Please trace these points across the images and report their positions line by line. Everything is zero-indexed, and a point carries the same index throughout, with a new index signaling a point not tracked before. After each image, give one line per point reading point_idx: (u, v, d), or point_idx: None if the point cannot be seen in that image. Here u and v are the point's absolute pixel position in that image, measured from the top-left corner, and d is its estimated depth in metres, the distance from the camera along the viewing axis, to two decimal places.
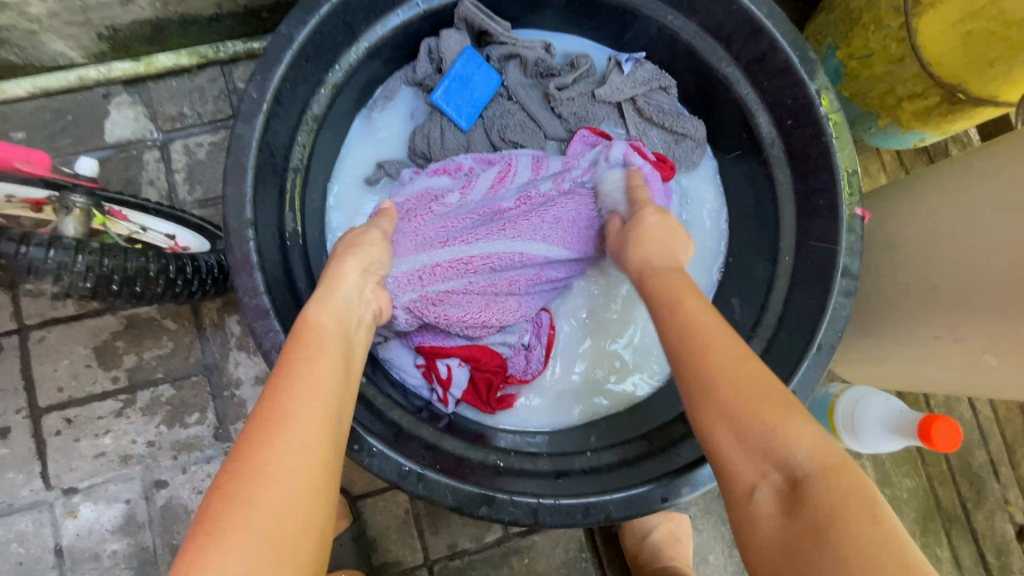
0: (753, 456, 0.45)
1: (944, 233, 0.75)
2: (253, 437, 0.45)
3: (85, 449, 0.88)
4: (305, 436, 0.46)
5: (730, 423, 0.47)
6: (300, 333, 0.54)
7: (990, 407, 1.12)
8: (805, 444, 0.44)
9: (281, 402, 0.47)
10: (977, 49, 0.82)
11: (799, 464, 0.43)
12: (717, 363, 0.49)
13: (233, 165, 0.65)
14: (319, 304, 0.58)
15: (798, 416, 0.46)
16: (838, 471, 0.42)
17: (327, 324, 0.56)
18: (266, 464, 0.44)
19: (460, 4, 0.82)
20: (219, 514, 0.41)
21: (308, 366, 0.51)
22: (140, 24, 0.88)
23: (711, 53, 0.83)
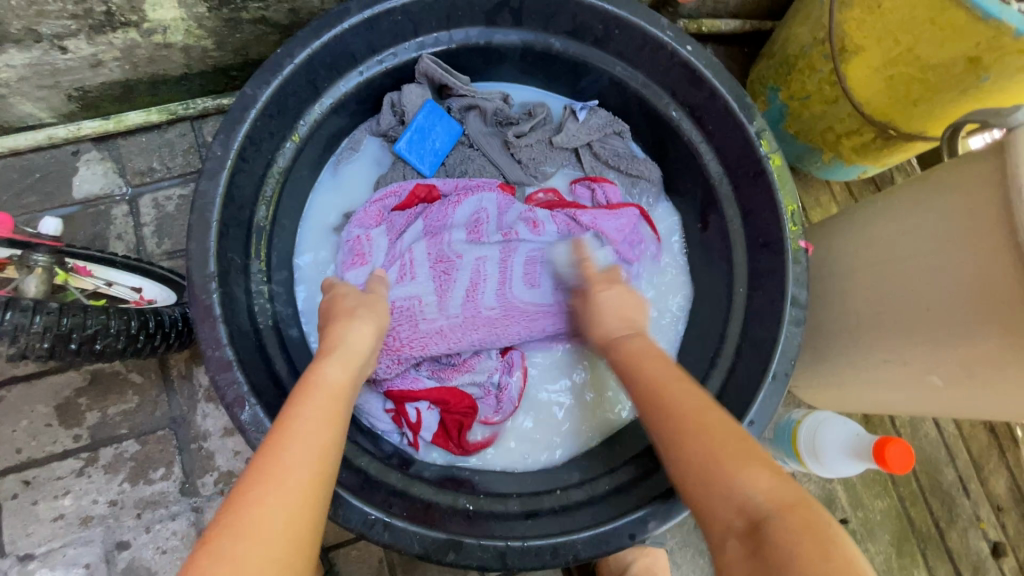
0: (721, 501, 0.47)
1: (884, 261, 0.79)
2: (251, 486, 0.45)
3: (43, 512, 0.85)
4: (294, 484, 0.46)
5: (698, 470, 0.50)
6: (306, 385, 0.55)
7: (953, 424, 1.16)
8: (760, 489, 0.47)
9: (279, 450, 0.48)
10: (899, 91, 0.89)
11: (757, 507, 0.45)
12: (678, 428, 0.54)
13: (197, 221, 0.67)
14: (336, 360, 0.58)
15: (749, 464, 0.48)
16: (792, 509, 0.44)
17: (336, 378, 0.56)
18: (257, 509, 0.44)
19: (420, 60, 0.86)
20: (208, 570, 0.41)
21: (312, 415, 0.51)
22: (110, 85, 0.91)
23: (659, 100, 0.88)
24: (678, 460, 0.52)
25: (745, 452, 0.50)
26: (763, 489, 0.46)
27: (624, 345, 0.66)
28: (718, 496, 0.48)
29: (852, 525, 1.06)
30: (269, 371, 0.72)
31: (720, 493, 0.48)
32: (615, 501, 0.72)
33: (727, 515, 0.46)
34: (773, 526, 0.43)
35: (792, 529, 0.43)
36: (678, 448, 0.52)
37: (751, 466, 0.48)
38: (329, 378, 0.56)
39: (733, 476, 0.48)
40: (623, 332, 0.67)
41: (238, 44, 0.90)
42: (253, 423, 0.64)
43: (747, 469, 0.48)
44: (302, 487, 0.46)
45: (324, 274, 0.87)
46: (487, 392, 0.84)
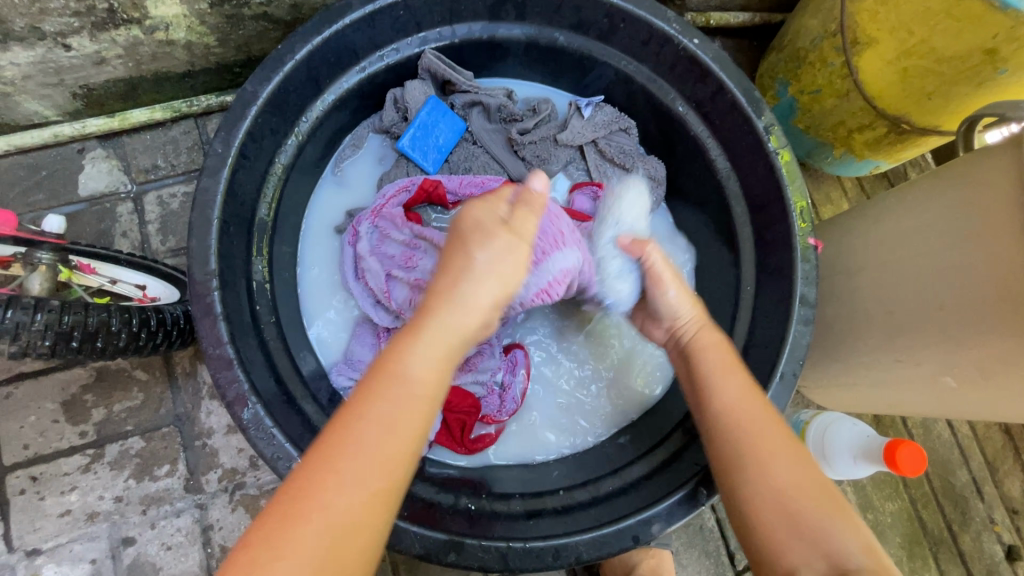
0: (809, 548, 0.52)
1: (895, 259, 0.77)
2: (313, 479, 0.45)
3: (49, 507, 0.86)
4: (370, 489, 0.46)
5: (781, 517, 0.54)
6: (382, 370, 0.49)
7: (967, 425, 1.13)
8: (853, 542, 0.52)
9: (355, 444, 0.46)
10: (914, 84, 0.87)
11: (849, 561, 0.51)
12: (768, 456, 0.57)
13: (198, 219, 0.66)
14: (410, 331, 0.51)
15: (840, 517, 0.54)
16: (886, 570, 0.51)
17: (426, 374, 0.50)
18: (313, 513, 0.44)
19: (423, 56, 0.85)
20: (268, 548, 0.43)
21: (375, 421, 0.47)
22: (115, 82, 0.91)
23: (665, 95, 0.87)
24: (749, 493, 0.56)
25: (830, 505, 0.55)
26: (856, 535, 0.53)
27: (697, 347, 0.69)
28: (801, 538, 0.53)
29: None
30: (271, 369, 0.72)
31: (799, 535, 0.53)
32: (619, 502, 0.71)
33: (807, 560, 0.52)
34: (859, 573, 0.50)
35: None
36: (776, 497, 0.55)
37: (825, 506, 0.54)
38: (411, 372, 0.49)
39: (821, 522, 0.53)
40: (735, 394, 0.62)
41: (240, 41, 0.90)
42: (253, 421, 0.63)
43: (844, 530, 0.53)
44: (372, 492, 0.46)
45: (326, 272, 0.87)
46: (490, 391, 0.83)
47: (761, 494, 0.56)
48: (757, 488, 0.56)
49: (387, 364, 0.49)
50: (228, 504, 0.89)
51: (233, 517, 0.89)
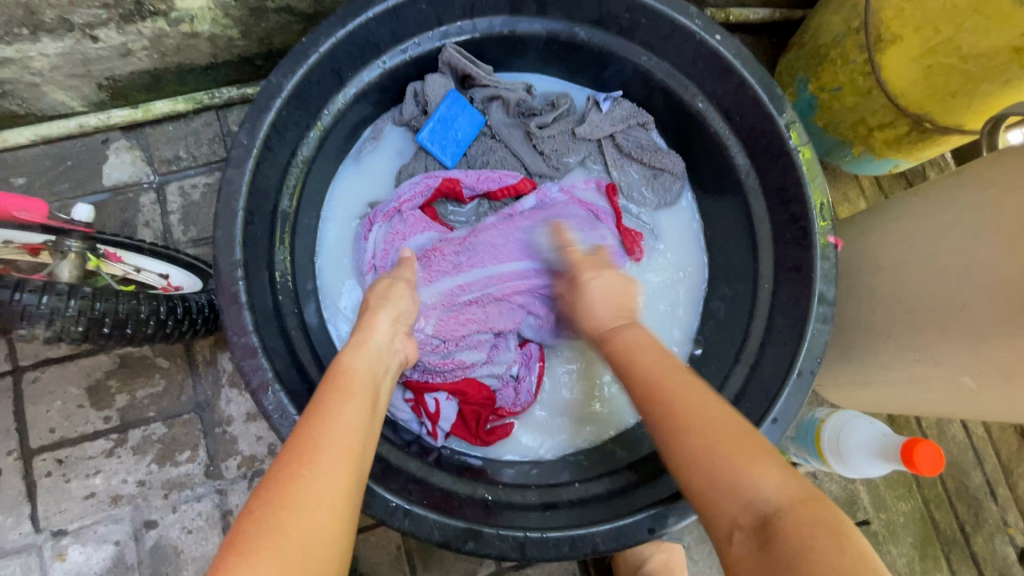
0: (730, 497, 0.47)
1: (916, 259, 0.77)
2: (290, 460, 0.47)
3: (74, 490, 0.88)
4: (331, 472, 0.47)
5: (705, 471, 0.49)
6: (332, 377, 0.57)
7: (982, 426, 1.13)
8: (769, 485, 0.47)
9: (315, 436, 0.49)
10: (937, 82, 0.86)
11: (764, 501, 0.46)
12: (676, 412, 0.54)
13: (223, 209, 0.67)
14: (353, 350, 0.61)
15: (755, 460, 0.48)
16: (804, 502, 0.45)
17: (358, 368, 0.59)
18: (287, 505, 0.44)
19: (444, 50, 0.85)
20: (252, 536, 0.42)
21: (339, 411, 0.53)
22: (139, 74, 0.92)
23: (685, 91, 0.86)
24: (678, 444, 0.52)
25: (744, 449, 0.50)
26: (774, 481, 0.47)
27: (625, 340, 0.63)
28: (723, 491, 0.48)
29: (874, 526, 1.04)
30: (292, 358, 0.73)
31: (723, 491, 0.48)
32: (635, 494, 0.72)
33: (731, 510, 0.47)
34: (780, 517, 0.44)
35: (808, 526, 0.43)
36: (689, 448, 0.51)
37: (743, 459, 0.49)
38: (355, 369, 0.59)
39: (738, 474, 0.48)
40: (613, 324, 0.67)
41: (263, 34, 0.91)
42: (277, 410, 0.65)
43: (754, 463, 0.48)
44: (336, 480, 0.47)
45: (345, 264, 0.88)
46: (505, 384, 0.85)
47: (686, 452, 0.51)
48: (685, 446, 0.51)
49: (339, 371, 0.58)
50: (247, 490, 0.91)
51: None
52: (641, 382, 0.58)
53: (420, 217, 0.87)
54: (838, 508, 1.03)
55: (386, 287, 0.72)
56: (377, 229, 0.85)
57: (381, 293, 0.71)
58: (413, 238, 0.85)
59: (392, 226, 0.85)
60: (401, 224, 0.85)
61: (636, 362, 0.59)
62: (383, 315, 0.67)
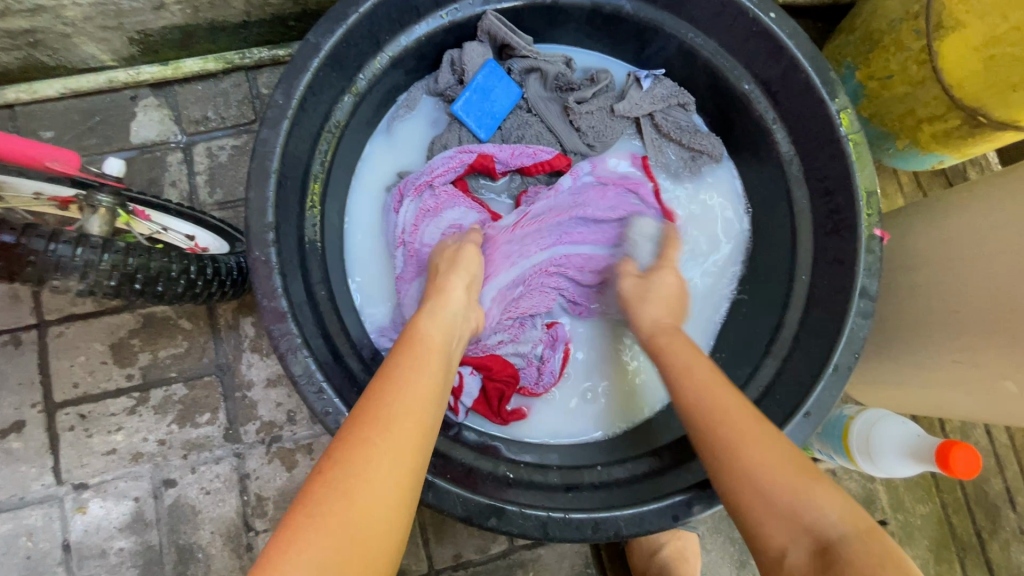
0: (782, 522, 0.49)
1: (964, 257, 0.74)
2: (359, 432, 0.46)
3: (96, 445, 0.89)
4: (405, 450, 0.47)
5: (755, 489, 0.51)
6: (406, 340, 0.56)
7: (1007, 434, 1.11)
8: (833, 510, 0.48)
9: (388, 403, 0.49)
10: (999, 74, 0.82)
11: (828, 529, 0.47)
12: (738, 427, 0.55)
13: (256, 169, 0.66)
14: (427, 317, 0.59)
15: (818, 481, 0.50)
16: (869, 534, 0.46)
17: (433, 337, 0.57)
18: (360, 477, 0.44)
19: (484, 17, 0.83)
20: (323, 505, 0.42)
21: (413, 387, 0.50)
22: (171, 30, 0.90)
23: (732, 71, 0.83)
24: (734, 465, 0.53)
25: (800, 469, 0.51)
26: (834, 505, 0.48)
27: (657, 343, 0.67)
28: (779, 517, 0.49)
29: (891, 527, 1.03)
30: (320, 327, 0.72)
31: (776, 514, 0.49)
32: (658, 480, 0.71)
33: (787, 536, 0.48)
34: (846, 546, 0.46)
35: (869, 548, 0.45)
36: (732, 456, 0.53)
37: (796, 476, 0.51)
38: (428, 337, 0.57)
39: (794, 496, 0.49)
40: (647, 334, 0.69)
41: None
42: (304, 376, 0.64)
43: (818, 493, 0.49)
44: (403, 460, 0.46)
45: (371, 235, 0.86)
46: (529, 363, 0.83)
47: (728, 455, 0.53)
48: (728, 452, 0.53)
49: (416, 334, 0.56)
50: (265, 455, 0.91)
51: (269, 468, 0.91)
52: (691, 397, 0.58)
53: (454, 191, 0.84)
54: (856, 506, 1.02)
55: (454, 254, 0.70)
56: (407, 204, 0.83)
57: (449, 260, 0.70)
58: (445, 214, 0.83)
59: (424, 201, 0.83)
60: (432, 199, 0.83)
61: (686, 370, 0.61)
62: (456, 282, 0.65)
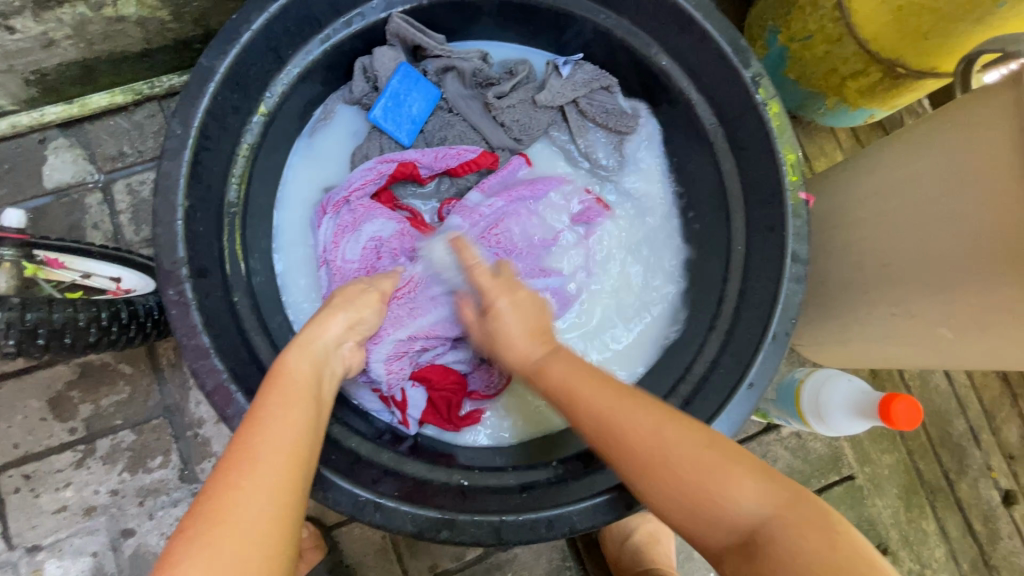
0: (715, 528, 0.48)
1: (888, 210, 0.74)
2: (225, 475, 0.44)
3: (45, 504, 0.86)
4: (274, 482, 0.45)
5: (680, 506, 0.49)
6: (271, 378, 0.54)
7: (965, 374, 1.13)
8: (749, 498, 0.47)
9: (252, 445, 0.47)
10: (909, 24, 0.82)
11: (744, 522, 0.47)
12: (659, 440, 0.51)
13: (161, 205, 0.64)
14: (297, 348, 0.58)
15: (732, 470, 0.49)
16: (789, 506, 0.47)
17: (303, 370, 0.55)
18: (230, 523, 0.42)
19: (390, 20, 0.81)
20: (187, 556, 0.41)
21: (274, 423, 0.49)
22: (69, 66, 0.86)
23: (648, 49, 0.82)
24: (663, 493, 0.50)
25: (720, 455, 0.50)
26: (755, 491, 0.48)
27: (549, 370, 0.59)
28: (710, 523, 0.48)
29: (859, 481, 1.04)
30: (252, 358, 0.71)
31: (712, 522, 0.48)
32: (611, 469, 0.70)
33: (718, 539, 0.48)
34: (769, 529, 0.46)
35: (797, 528, 0.45)
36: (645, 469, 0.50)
37: (721, 460, 0.49)
38: (296, 371, 0.55)
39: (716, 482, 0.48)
40: (542, 355, 0.60)
41: (197, 14, 0.85)
42: (235, 412, 0.62)
43: (734, 477, 0.48)
44: (280, 491, 0.45)
45: (301, 256, 0.84)
46: (476, 367, 0.82)
47: (638, 470, 0.51)
48: (645, 480, 0.50)
49: (280, 373, 0.54)
50: None
51: None
52: (620, 436, 0.52)
53: (373, 203, 0.82)
54: (823, 466, 1.03)
55: (358, 291, 0.67)
56: (328, 220, 0.81)
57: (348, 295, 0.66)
58: (364, 228, 0.80)
59: (343, 217, 0.81)
60: (350, 214, 0.81)
61: (577, 398, 0.55)
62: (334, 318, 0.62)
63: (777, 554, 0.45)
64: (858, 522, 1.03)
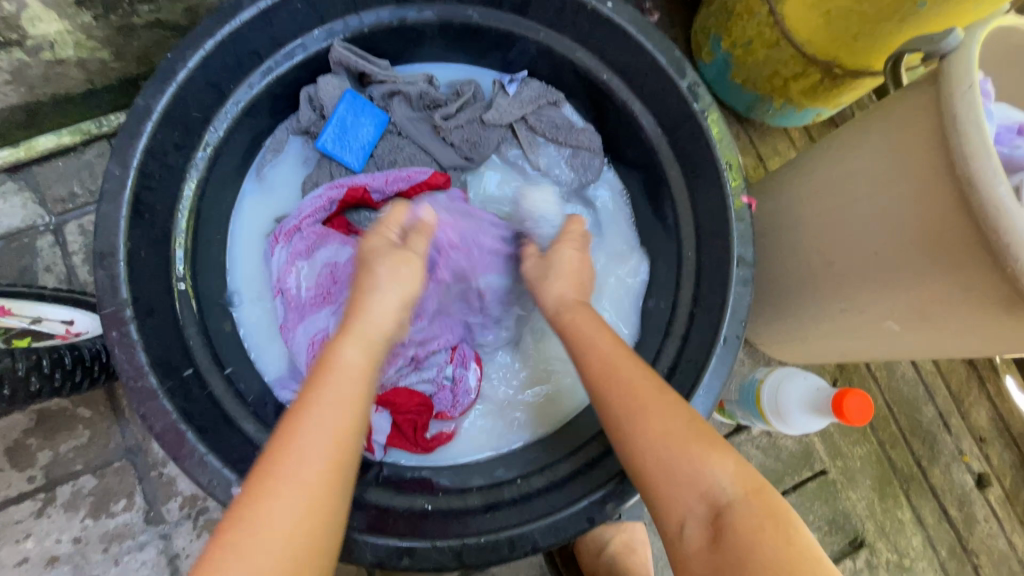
0: (684, 495, 0.52)
1: (828, 209, 0.75)
2: (268, 478, 0.49)
3: (5, 557, 0.83)
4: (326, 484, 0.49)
5: (658, 466, 0.54)
6: (324, 368, 0.54)
7: (930, 361, 1.14)
8: (726, 475, 0.52)
9: (307, 448, 0.50)
10: (839, 26, 0.84)
11: (721, 496, 0.51)
12: (639, 401, 0.57)
13: (102, 247, 0.63)
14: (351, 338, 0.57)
15: (710, 449, 0.53)
16: (755, 494, 0.51)
17: (356, 362, 0.55)
18: (278, 512, 0.47)
19: (332, 49, 0.81)
20: (238, 534, 0.46)
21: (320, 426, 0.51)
22: (11, 110, 0.86)
23: (589, 64, 0.84)
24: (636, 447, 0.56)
25: (704, 441, 0.54)
26: (729, 472, 0.52)
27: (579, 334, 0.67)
28: (679, 488, 0.52)
29: (832, 475, 1.05)
30: (206, 394, 0.70)
31: (677, 487, 0.52)
32: (575, 483, 0.70)
33: (687, 508, 0.52)
34: (733, 512, 0.50)
35: (756, 528, 0.48)
36: (630, 434, 0.56)
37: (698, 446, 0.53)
38: (350, 363, 0.55)
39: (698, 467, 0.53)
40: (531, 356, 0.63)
41: (140, 53, 0.85)
42: (186, 452, 0.61)
43: (714, 458, 0.53)
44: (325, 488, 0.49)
45: (256, 287, 0.83)
46: (441, 387, 0.81)
47: (626, 431, 0.57)
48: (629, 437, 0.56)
49: (328, 365, 0.54)
50: (193, 530, 0.87)
51: (199, 543, 0.87)
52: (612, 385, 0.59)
53: (325, 230, 0.81)
54: (795, 462, 1.04)
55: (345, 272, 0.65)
56: (280, 250, 0.81)
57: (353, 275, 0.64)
58: (317, 255, 0.80)
59: (295, 246, 0.81)
60: (303, 242, 0.80)
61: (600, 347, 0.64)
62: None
63: (734, 529, 0.49)
64: (834, 515, 1.04)
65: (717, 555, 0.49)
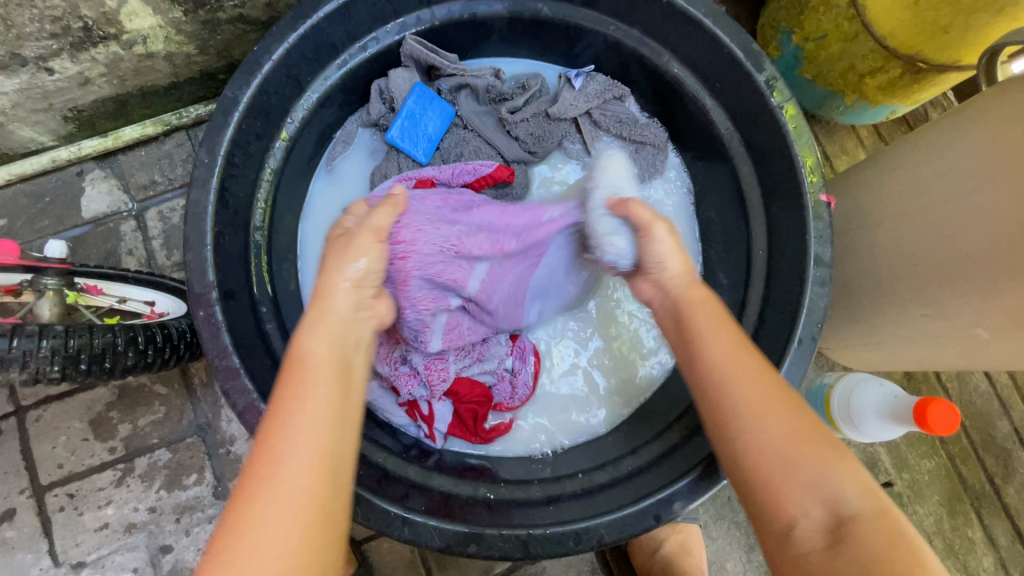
0: (800, 488, 0.48)
1: (912, 210, 0.72)
2: (251, 479, 0.45)
3: (88, 522, 0.89)
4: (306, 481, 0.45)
5: (773, 462, 0.49)
6: (291, 365, 0.52)
7: (1007, 374, 1.08)
8: (849, 485, 0.47)
9: (289, 437, 0.47)
10: (928, 18, 0.80)
11: (845, 503, 0.47)
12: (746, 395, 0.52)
13: (192, 231, 0.66)
14: (311, 329, 0.55)
15: (834, 458, 0.49)
16: (879, 512, 0.46)
17: (319, 353, 0.53)
18: (265, 506, 0.44)
19: (404, 43, 0.83)
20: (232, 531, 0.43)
21: (305, 414, 0.48)
22: (103, 102, 0.91)
23: (659, 58, 0.83)
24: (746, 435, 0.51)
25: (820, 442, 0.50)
26: (853, 481, 0.48)
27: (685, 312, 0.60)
28: (795, 484, 0.48)
29: (898, 487, 1.01)
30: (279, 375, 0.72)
31: (794, 481, 0.48)
32: (638, 481, 0.70)
33: (799, 502, 0.47)
34: (858, 522, 0.45)
35: (876, 530, 0.45)
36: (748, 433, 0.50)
37: (812, 449, 0.49)
38: (314, 356, 0.53)
39: (818, 470, 0.48)
40: None
41: (220, 46, 0.89)
42: None
43: (831, 474, 0.48)
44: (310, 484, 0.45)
45: None
46: (501, 379, 0.83)
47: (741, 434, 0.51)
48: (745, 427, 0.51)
49: (296, 361, 0.52)
50: None
51: None
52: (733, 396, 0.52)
53: None
54: None
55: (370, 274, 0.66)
56: None
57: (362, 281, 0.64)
58: None
59: None
60: None
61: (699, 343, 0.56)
62: (340, 280, 0.59)
63: (859, 538, 0.44)
64: None
65: (832, 561, 0.44)
